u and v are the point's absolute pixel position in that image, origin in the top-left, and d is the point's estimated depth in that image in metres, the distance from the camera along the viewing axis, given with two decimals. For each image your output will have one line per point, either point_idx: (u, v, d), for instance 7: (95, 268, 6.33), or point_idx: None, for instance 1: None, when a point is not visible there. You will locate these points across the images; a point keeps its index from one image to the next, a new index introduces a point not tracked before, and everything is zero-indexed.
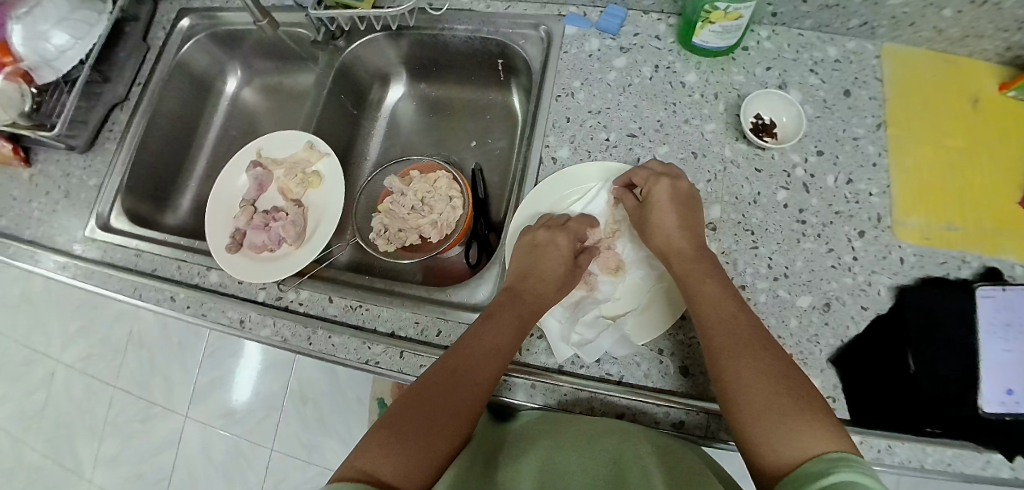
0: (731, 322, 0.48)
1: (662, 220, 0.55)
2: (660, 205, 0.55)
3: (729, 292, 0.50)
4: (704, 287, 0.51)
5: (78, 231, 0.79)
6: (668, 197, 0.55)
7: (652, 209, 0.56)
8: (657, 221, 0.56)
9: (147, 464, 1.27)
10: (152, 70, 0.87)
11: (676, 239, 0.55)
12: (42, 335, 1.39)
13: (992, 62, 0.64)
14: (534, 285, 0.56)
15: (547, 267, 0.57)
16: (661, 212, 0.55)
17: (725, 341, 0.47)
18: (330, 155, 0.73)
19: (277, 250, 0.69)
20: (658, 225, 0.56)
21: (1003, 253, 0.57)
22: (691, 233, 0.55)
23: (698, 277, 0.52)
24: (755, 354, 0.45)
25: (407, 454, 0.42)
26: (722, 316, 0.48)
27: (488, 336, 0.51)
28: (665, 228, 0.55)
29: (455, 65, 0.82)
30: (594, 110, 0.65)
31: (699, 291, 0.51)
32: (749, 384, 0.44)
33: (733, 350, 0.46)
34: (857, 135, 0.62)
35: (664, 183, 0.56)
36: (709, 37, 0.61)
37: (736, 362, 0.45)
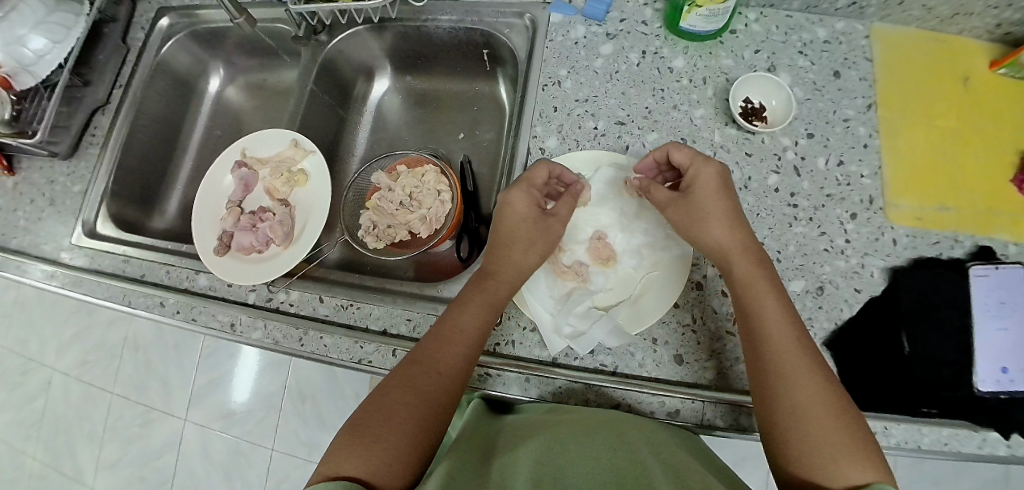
0: (794, 343, 0.45)
1: (713, 213, 0.51)
2: (709, 193, 0.52)
3: (786, 306, 0.48)
4: (768, 301, 0.47)
5: (64, 238, 0.78)
6: (717, 184, 0.52)
7: (701, 198, 0.52)
8: (710, 211, 0.51)
9: (147, 469, 1.27)
10: (133, 71, 0.86)
11: (728, 235, 0.50)
12: (36, 344, 1.38)
13: (981, 39, 0.64)
14: (502, 260, 0.55)
15: (516, 233, 0.55)
16: (711, 197, 0.52)
17: (788, 363, 0.44)
18: (315, 153, 0.72)
19: (265, 251, 0.68)
20: (712, 215, 0.51)
21: (995, 232, 0.56)
22: (744, 235, 0.51)
23: (760, 290, 0.48)
24: (815, 380, 0.43)
25: (376, 453, 0.42)
26: (783, 335, 0.45)
27: (453, 325, 0.51)
28: (721, 225, 0.51)
29: (440, 57, 0.81)
30: (581, 99, 0.64)
31: (760, 305, 0.47)
32: (808, 410, 0.42)
33: (795, 374, 0.43)
34: (847, 117, 0.61)
35: (713, 165, 0.52)
36: (697, 20, 0.60)
37: (796, 387, 0.43)
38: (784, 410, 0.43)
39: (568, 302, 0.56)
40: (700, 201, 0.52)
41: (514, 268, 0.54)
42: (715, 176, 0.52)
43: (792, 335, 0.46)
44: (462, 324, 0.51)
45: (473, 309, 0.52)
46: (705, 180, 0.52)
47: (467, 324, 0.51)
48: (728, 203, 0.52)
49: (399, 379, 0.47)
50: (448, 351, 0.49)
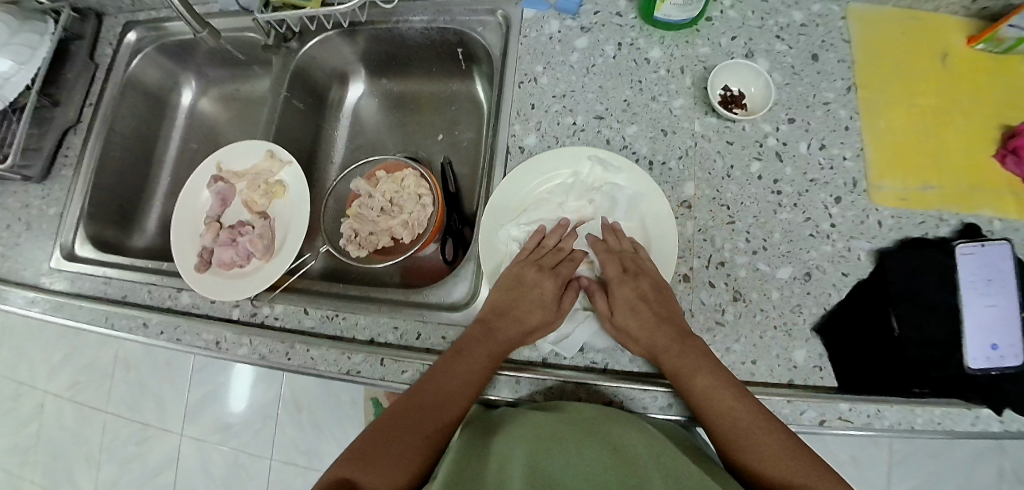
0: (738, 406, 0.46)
1: (654, 303, 0.51)
2: (642, 285, 0.52)
3: (718, 370, 0.48)
4: (699, 377, 0.47)
5: (43, 263, 0.77)
6: (654, 289, 0.52)
7: (642, 284, 0.52)
8: (650, 303, 0.51)
9: (146, 488, 1.25)
10: (103, 89, 0.84)
11: (654, 326, 0.50)
12: (26, 369, 1.36)
13: (957, 15, 0.64)
14: (506, 316, 0.54)
15: (526, 300, 0.54)
16: (644, 292, 0.52)
17: (731, 432, 0.45)
18: (292, 163, 0.70)
19: (247, 265, 0.67)
20: (648, 310, 0.51)
21: (980, 209, 0.56)
22: (670, 315, 0.51)
23: (689, 367, 0.48)
24: (762, 440, 0.44)
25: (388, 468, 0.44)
26: (722, 408, 0.46)
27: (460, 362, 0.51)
28: (644, 320, 0.51)
29: (415, 57, 0.80)
30: (559, 94, 0.63)
31: (692, 383, 0.47)
32: (763, 471, 0.43)
33: (741, 440, 0.45)
34: (827, 100, 0.61)
35: (652, 266, 0.54)
36: (671, 10, 0.59)
37: (744, 453, 0.44)
38: (745, 475, 0.44)
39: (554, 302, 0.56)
40: (644, 286, 0.52)
41: (521, 318, 0.53)
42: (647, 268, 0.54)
43: (729, 403, 0.46)
44: (461, 368, 0.51)
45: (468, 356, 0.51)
46: (637, 277, 0.53)
47: (467, 368, 0.51)
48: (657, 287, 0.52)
49: (393, 419, 0.48)
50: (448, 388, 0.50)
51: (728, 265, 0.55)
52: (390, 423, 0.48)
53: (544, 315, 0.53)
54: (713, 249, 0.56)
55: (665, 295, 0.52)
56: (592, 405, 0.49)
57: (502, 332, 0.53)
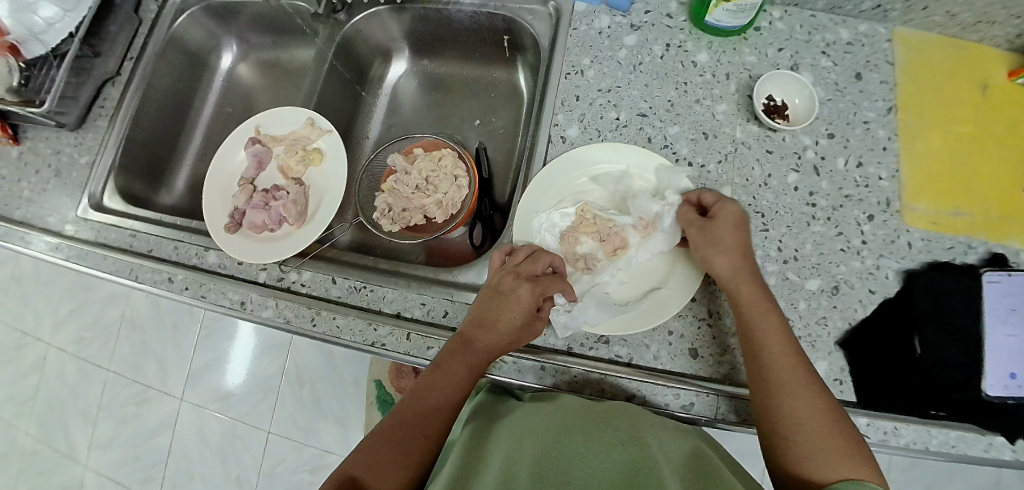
0: (791, 354, 0.46)
1: (727, 243, 0.51)
2: (729, 225, 0.52)
3: (782, 321, 0.49)
4: (770, 316, 0.48)
5: (70, 211, 0.77)
6: (735, 224, 0.52)
7: (715, 232, 0.52)
8: (726, 241, 0.51)
9: (142, 447, 1.26)
10: (145, 44, 0.84)
11: (734, 263, 0.51)
12: (33, 318, 1.36)
13: (1002, 48, 0.64)
14: (487, 330, 0.52)
15: (507, 317, 0.52)
16: (726, 226, 0.52)
17: (782, 372, 0.45)
18: (331, 132, 0.71)
19: (277, 230, 0.67)
20: (727, 245, 0.51)
21: (1009, 239, 0.57)
22: (748, 263, 0.52)
23: (763, 305, 0.49)
24: (807, 390, 0.44)
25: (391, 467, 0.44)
26: (781, 350, 0.47)
27: (446, 381, 0.50)
28: (727, 255, 0.51)
29: (458, 40, 0.80)
30: (603, 89, 0.64)
31: (766, 318, 0.48)
32: (803, 420, 0.43)
33: (793, 389, 0.44)
34: (867, 119, 0.61)
35: (735, 207, 0.53)
36: (723, 16, 0.59)
37: (792, 398, 0.44)
38: (780, 425, 0.44)
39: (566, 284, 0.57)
40: (715, 232, 0.52)
41: (496, 341, 0.52)
42: (734, 211, 0.53)
43: (791, 357, 0.46)
44: (451, 384, 0.50)
45: (454, 370, 0.51)
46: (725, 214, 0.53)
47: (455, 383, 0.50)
48: (741, 228, 0.53)
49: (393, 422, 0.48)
50: (441, 400, 0.49)
51: (757, 272, 0.56)
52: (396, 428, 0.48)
53: (521, 328, 0.53)
54: None
55: (749, 250, 0.53)
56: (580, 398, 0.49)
57: (485, 344, 0.52)
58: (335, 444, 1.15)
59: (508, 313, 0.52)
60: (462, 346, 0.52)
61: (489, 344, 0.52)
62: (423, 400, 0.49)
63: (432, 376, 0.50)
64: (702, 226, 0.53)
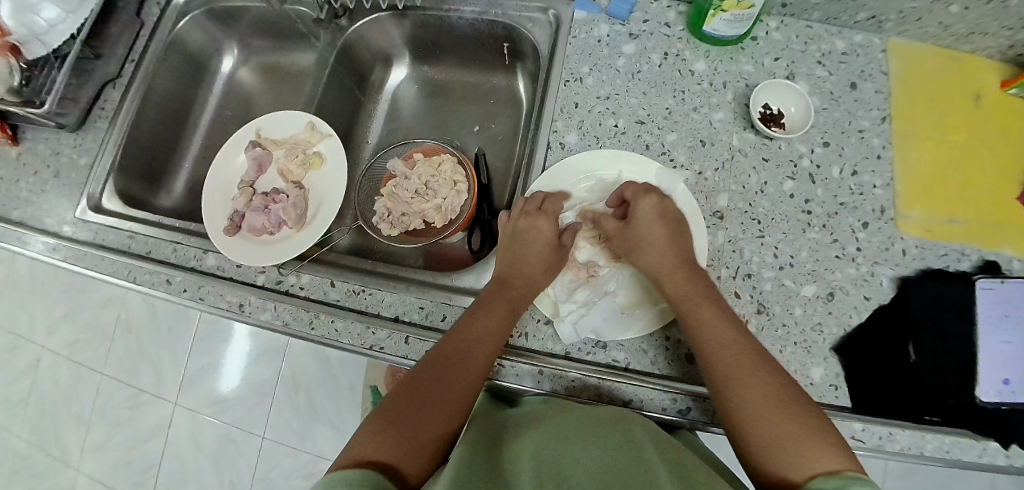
0: (728, 344, 0.47)
1: (648, 243, 0.54)
2: (648, 223, 0.55)
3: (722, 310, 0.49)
4: (701, 310, 0.49)
5: (68, 212, 0.77)
6: (656, 215, 0.55)
7: (639, 228, 0.55)
8: (647, 243, 0.54)
9: (135, 452, 1.25)
10: (146, 46, 0.85)
11: (659, 257, 0.53)
12: (27, 320, 1.36)
13: (994, 59, 0.65)
14: (515, 280, 0.56)
15: (536, 250, 0.57)
16: (646, 228, 0.55)
17: (730, 367, 0.46)
18: (332, 137, 0.71)
19: (276, 233, 0.68)
20: (649, 247, 0.54)
21: (1002, 247, 0.57)
22: (679, 253, 0.53)
23: (695, 299, 0.50)
24: (760, 376, 0.45)
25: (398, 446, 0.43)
26: (722, 340, 0.47)
27: (476, 324, 0.52)
28: (656, 257, 0.53)
29: (458, 47, 0.81)
30: (602, 96, 0.64)
31: (696, 313, 0.49)
32: (754, 409, 0.43)
33: (736, 379, 0.45)
34: (862, 128, 0.62)
35: (653, 198, 0.56)
36: (720, 25, 0.60)
37: (739, 389, 0.45)
38: (740, 422, 0.44)
39: (569, 293, 0.57)
40: (637, 234, 0.55)
41: (529, 289, 0.55)
42: (652, 201, 0.56)
43: (739, 351, 0.47)
44: (481, 324, 0.52)
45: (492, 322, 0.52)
46: (640, 211, 0.56)
47: (487, 323, 0.52)
48: (662, 221, 0.55)
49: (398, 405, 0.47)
50: (475, 345, 0.51)
51: (754, 278, 0.57)
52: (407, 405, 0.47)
53: (551, 255, 0.57)
54: (741, 260, 0.57)
55: (681, 234, 0.55)
56: (588, 409, 0.49)
57: (515, 279, 0.56)
58: (331, 450, 1.14)
59: (535, 265, 0.56)
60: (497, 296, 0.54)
61: (521, 294, 0.55)
62: (460, 346, 0.51)
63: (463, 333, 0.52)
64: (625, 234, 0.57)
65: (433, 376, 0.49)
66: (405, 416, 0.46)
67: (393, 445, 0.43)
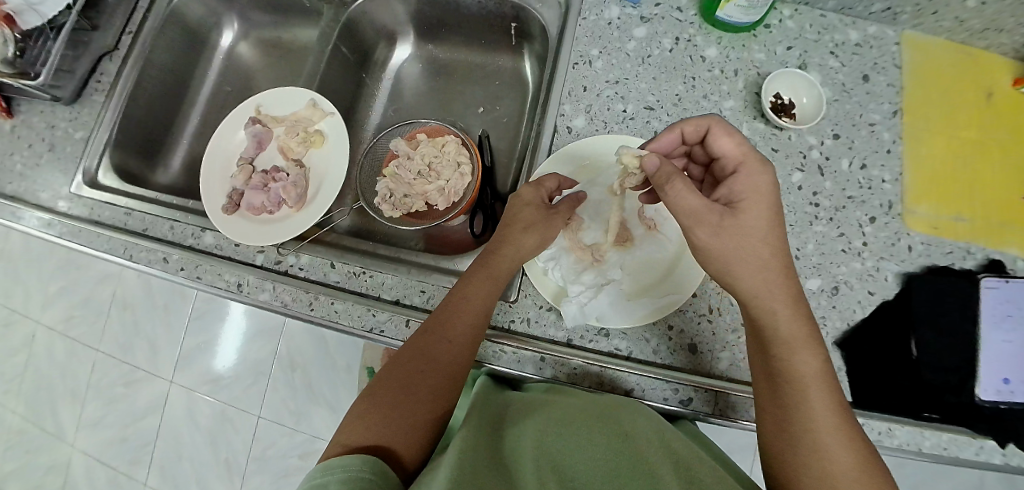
0: (823, 401, 0.42)
1: (759, 238, 0.44)
2: (754, 215, 0.44)
3: (813, 339, 0.44)
4: (798, 358, 0.44)
5: (64, 187, 0.75)
6: (767, 198, 0.45)
7: (743, 219, 0.44)
8: (754, 243, 0.44)
9: (130, 429, 1.25)
10: (143, 18, 0.82)
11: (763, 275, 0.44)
12: (22, 295, 1.35)
13: (1008, 56, 0.64)
14: (503, 251, 0.53)
15: (520, 215, 0.55)
16: (754, 216, 0.44)
17: (816, 411, 0.42)
18: (333, 115, 0.70)
19: (276, 212, 0.67)
20: (756, 250, 0.44)
21: (1007, 246, 0.57)
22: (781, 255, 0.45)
23: (796, 344, 0.44)
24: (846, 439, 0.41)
25: (386, 427, 0.44)
26: (817, 396, 0.43)
27: (461, 297, 0.51)
28: (762, 272, 0.44)
29: (464, 26, 0.79)
30: (611, 80, 0.63)
31: (794, 359, 0.44)
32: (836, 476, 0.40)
33: (826, 444, 0.41)
34: (873, 121, 0.61)
35: (767, 176, 0.46)
36: (734, 11, 0.59)
37: (829, 452, 0.41)
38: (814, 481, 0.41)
39: (577, 275, 0.56)
40: (744, 227, 0.44)
41: (514, 260, 0.53)
42: (765, 177, 0.45)
43: (829, 401, 0.43)
44: (465, 295, 0.51)
45: (476, 299, 0.51)
46: (750, 189, 0.45)
47: (470, 293, 0.51)
48: (771, 209, 0.45)
49: (389, 383, 0.48)
50: (456, 317, 0.50)
51: None
52: (396, 380, 0.48)
53: (539, 218, 0.54)
54: None
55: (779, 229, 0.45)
56: (595, 396, 0.48)
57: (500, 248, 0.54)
58: (326, 431, 1.14)
59: (520, 234, 0.53)
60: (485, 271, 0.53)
61: (507, 265, 0.53)
62: (442, 319, 0.50)
63: (447, 311, 0.50)
64: (726, 213, 0.44)
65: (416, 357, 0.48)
66: (394, 395, 0.47)
67: (381, 425, 0.44)
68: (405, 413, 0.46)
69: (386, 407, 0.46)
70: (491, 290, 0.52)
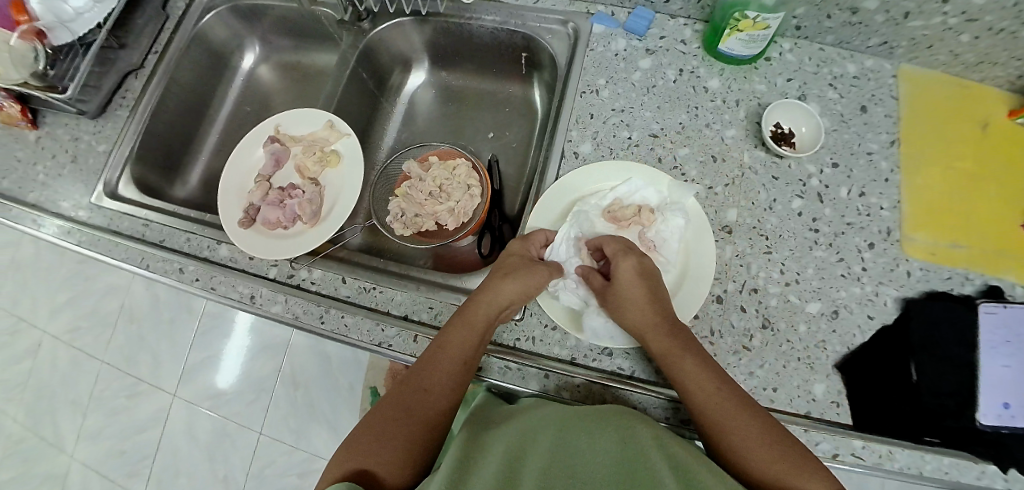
0: (711, 392, 0.47)
1: (631, 298, 0.52)
2: (628, 282, 0.53)
3: (698, 354, 0.49)
4: (687, 362, 0.48)
5: (84, 198, 0.78)
6: (636, 273, 0.54)
7: (619, 289, 0.53)
8: (630, 302, 0.52)
9: (129, 442, 1.25)
10: (170, 39, 0.87)
11: (641, 316, 0.51)
12: (31, 304, 1.36)
13: (1002, 89, 0.66)
14: (475, 300, 0.55)
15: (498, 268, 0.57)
16: (626, 285, 0.53)
17: (721, 416, 0.45)
18: (350, 135, 0.73)
19: (290, 227, 0.69)
20: (631, 306, 0.52)
21: (1005, 272, 0.58)
22: (658, 309, 0.52)
23: (677, 352, 0.49)
24: (745, 420, 0.45)
25: (376, 453, 0.46)
26: (705, 390, 0.47)
27: (441, 343, 0.53)
28: (637, 308, 0.52)
29: (476, 55, 0.83)
30: (617, 109, 0.66)
31: (681, 370, 0.48)
32: (744, 452, 0.44)
33: (726, 425, 0.45)
34: (871, 150, 0.63)
35: (630, 258, 0.54)
36: (736, 44, 0.62)
37: (729, 434, 0.45)
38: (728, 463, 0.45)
39: (582, 292, 0.58)
40: (619, 293, 0.53)
41: (492, 305, 0.54)
42: (631, 266, 0.54)
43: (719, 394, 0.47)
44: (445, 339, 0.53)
45: (454, 350, 0.52)
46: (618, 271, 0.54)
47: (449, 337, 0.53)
48: (637, 270, 0.54)
49: (378, 414, 0.50)
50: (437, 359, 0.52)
51: (760, 293, 0.58)
52: (384, 412, 0.50)
53: (514, 270, 0.56)
54: (748, 275, 0.58)
55: (654, 288, 0.53)
56: (605, 407, 0.47)
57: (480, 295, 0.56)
58: (326, 449, 1.14)
59: (497, 282, 0.55)
60: (463, 319, 0.54)
61: (483, 310, 0.54)
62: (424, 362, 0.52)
63: (423, 365, 0.52)
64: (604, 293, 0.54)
65: (400, 397, 0.51)
66: (385, 423, 0.49)
67: (372, 449, 0.46)
68: (393, 437, 0.47)
69: (377, 438, 0.47)
70: (469, 335, 0.53)
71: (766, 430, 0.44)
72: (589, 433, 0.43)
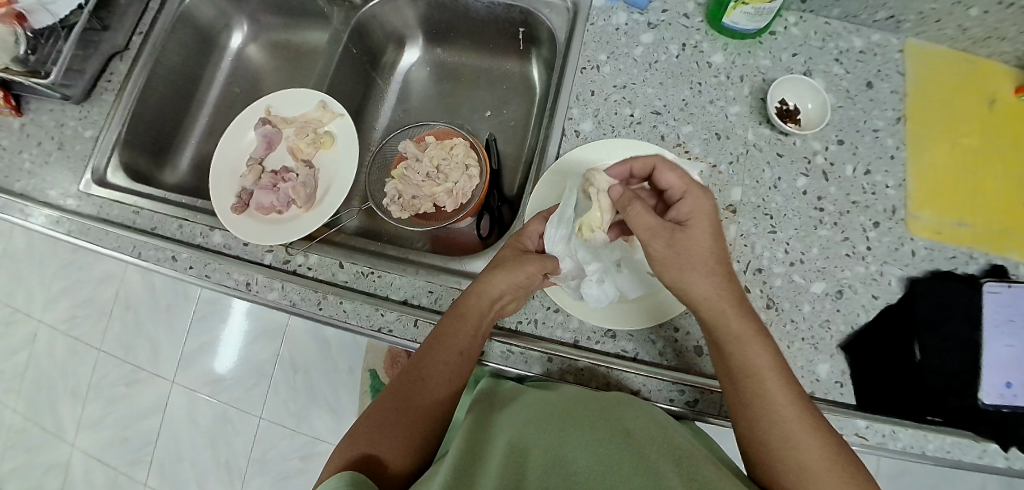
0: (777, 388, 0.43)
1: (702, 262, 0.46)
2: (698, 238, 0.46)
3: (771, 348, 0.45)
4: (753, 354, 0.44)
5: (72, 185, 0.76)
6: (708, 229, 0.47)
7: (686, 239, 0.46)
8: (699, 258, 0.46)
9: (130, 429, 1.25)
10: (155, 19, 0.83)
11: (710, 284, 0.45)
12: (25, 294, 1.35)
13: (1010, 65, 0.64)
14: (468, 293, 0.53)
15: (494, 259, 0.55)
16: (697, 239, 0.46)
17: (783, 416, 0.42)
18: (344, 116, 0.71)
19: (285, 212, 0.68)
20: (700, 265, 0.46)
21: (1009, 252, 0.57)
22: (728, 279, 0.46)
23: (746, 340, 0.44)
24: (806, 425, 0.41)
25: (378, 442, 0.46)
26: (767, 386, 0.43)
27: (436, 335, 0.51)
28: (709, 277, 0.45)
29: (472, 31, 0.80)
30: (618, 85, 0.64)
31: (744, 357, 0.44)
32: (802, 461, 0.40)
33: (787, 427, 0.41)
34: (876, 127, 0.62)
35: (706, 202, 0.48)
36: (740, 18, 0.60)
37: (789, 438, 0.41)
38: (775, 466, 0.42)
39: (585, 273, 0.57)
40: (687, 246, 0.46)
41: (483, 297, 0.52)
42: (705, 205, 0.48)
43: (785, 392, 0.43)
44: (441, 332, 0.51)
45: (449, 343, 0.50)
46: (695, 211, 0.47)
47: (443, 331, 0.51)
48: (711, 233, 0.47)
49: (381, 403, 0.49)
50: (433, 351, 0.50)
51: (763, 273, 0.57)
52: (387, 401, 0.49)
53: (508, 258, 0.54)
54: (751, 255, 0.57)
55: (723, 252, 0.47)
56: (608, 394, 0.47)
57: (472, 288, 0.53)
58: (327, 433, 1.14)
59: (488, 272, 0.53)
60: (457, 313, 0.51)
61: (475, 302, 0.52)
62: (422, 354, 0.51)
63: (421, 358, 0.51)
64: (674, 232, 0.47)
65: (400, 389, 0.50)
66: (388, 411, 0.48)
67: (373, 437, 0.46)
68: (394, 425, 0.47)
69: (381, 425, 0.47)
70: (461, 328, 0.51)
71: (828, 443, 0.41)
72: (589, 424, 0.42)
